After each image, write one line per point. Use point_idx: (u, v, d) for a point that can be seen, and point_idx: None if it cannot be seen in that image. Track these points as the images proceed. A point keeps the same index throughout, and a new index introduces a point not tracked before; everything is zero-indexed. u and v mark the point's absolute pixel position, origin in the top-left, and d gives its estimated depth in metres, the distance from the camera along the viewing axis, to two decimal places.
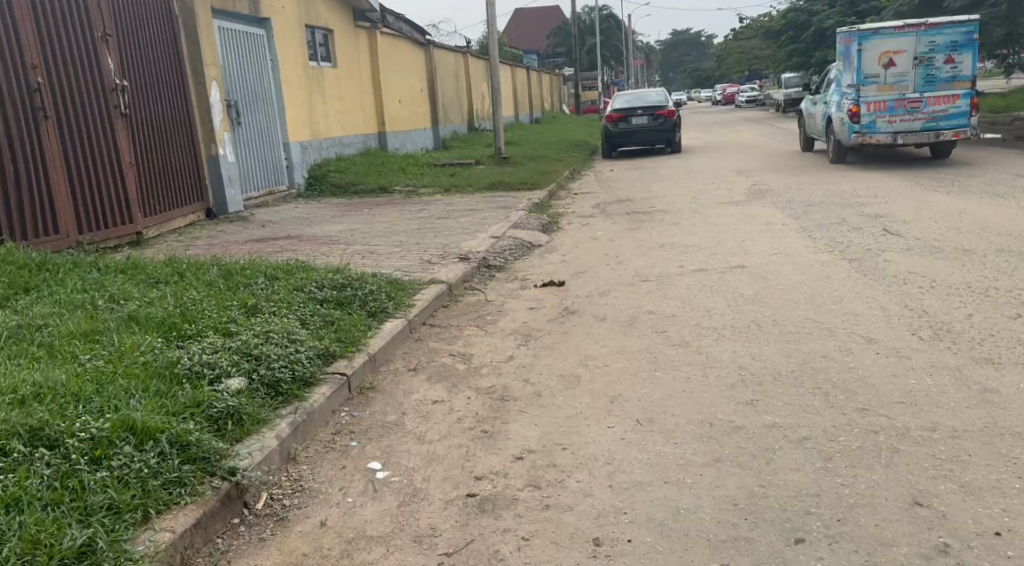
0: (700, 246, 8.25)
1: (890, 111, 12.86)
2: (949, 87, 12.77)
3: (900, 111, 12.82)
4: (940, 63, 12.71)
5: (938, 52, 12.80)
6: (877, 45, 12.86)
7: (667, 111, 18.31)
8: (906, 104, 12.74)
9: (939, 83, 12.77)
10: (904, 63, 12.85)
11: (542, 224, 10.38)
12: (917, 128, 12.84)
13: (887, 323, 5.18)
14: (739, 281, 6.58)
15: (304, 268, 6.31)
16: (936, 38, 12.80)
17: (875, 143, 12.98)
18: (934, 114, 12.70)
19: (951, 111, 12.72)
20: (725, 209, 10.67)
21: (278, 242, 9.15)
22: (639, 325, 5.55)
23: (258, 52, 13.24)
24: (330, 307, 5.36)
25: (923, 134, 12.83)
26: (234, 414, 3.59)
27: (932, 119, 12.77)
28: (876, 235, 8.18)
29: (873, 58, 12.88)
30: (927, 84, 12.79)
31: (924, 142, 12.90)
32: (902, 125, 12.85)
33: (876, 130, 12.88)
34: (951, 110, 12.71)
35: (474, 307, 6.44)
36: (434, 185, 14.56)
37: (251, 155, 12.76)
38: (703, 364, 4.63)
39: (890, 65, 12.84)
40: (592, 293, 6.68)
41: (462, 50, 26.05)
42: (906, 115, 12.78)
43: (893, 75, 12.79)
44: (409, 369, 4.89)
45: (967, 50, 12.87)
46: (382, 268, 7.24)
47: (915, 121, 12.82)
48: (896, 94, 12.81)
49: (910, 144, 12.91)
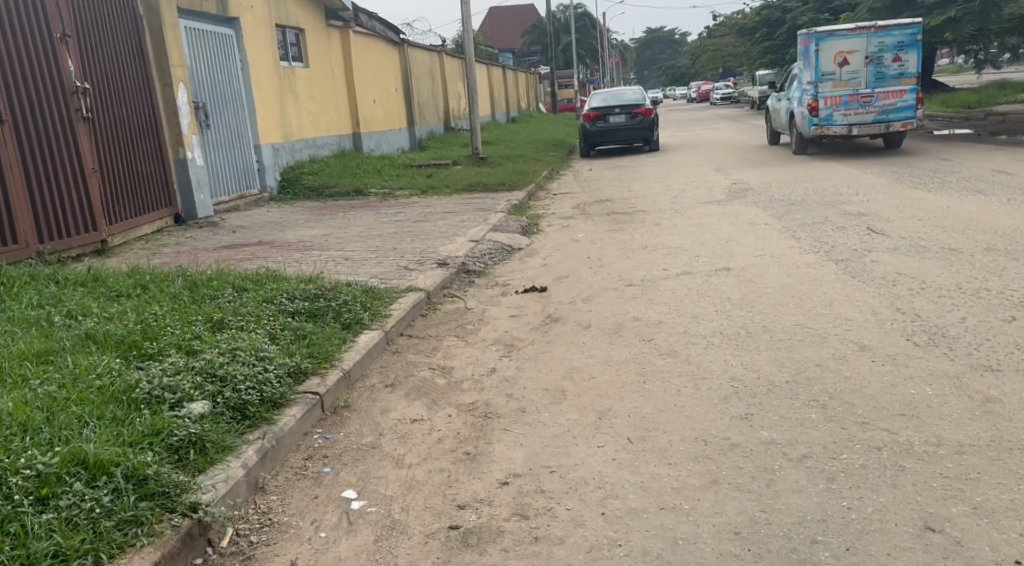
0: (683, 248, 8.05)
1: (845, 105, 14.07)
2: (896, 83, 14.01)
3: (853, 105, 14.07)
4: (889, 62, 13.94)
5: (887, 51, 14.04)
6: (833, 45, 14.01)
7: (645, 109, 18.16)
8: (860, 99, 13.97)
9: (888, 79, 14.00)
10: (856, 62, 14.04)
11: (522, 226, 10.16)
12: (869, 120, 14.11)
13: (879, 327, 4.96)
14: (723, 284, 6.37)
15: (275, 278, 6.07)
16: (885, 39, 14.00)
17: (832, 134, 14.19)
18: (885, 107, 13.97)
19: (899, 105, 14.03)
20: (706, 209, 10.50)
21: (249, 249, 8.88)
22: (624, 334, 5.34)
23: (228, 52, 12.93)
24: (301, 320, 5.13)
25: (874, 125, 14.12)
26: (196, 443, 3.40)
27: (882, 112, 14.05)
28: (861, 234, 8.01)
29: (829, 57, 14.02)
30: (877, 80, 14.02)
31: (876, 133, 14.17)
32: (856, 118, 14.06)
33: (834, 123, 14.08)
34: (898, 104, 14.02)
35: (453, 316, 6.21)
36: (409, 187, 14.28)
37: (221, 159, 12.46)
38: (693, 376, 4.39)
39: (844, 64, 14.03)
40: (575, 299, 6.46)
41: (437, 49, 25.80)
42: (859, 109, 14.03)
43: (848, 73, 13.96)
44: (386, 385, 4.65)
45: (913, 49, 14.09)
46: (357, 276, 7.00)
47: (868, 114, 14.08)
48: (850, 90, 14.02)
49: (863, 134, 14.14)
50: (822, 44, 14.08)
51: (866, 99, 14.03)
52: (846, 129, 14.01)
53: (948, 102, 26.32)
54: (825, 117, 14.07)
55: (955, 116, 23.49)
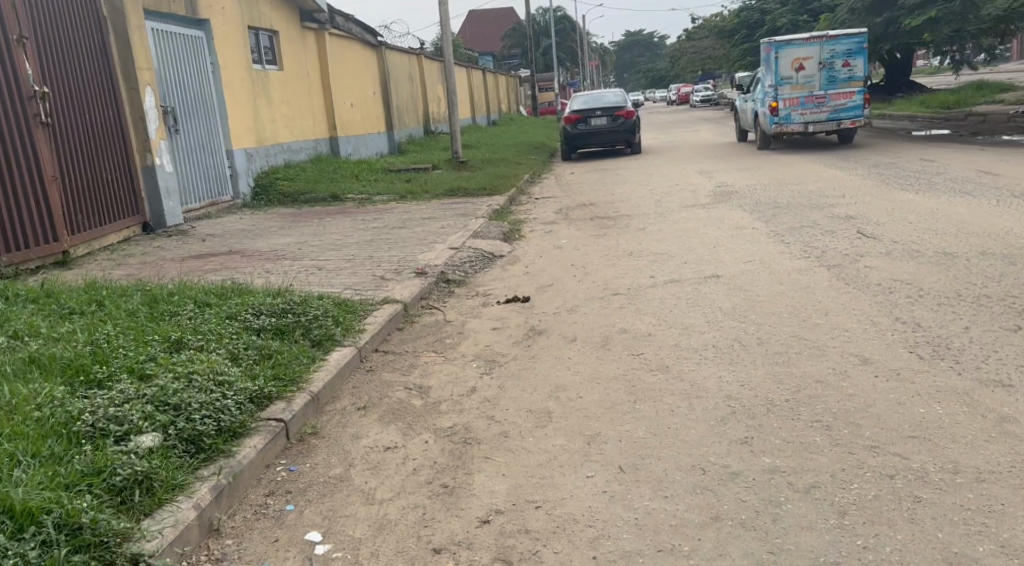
0: (670, 254, 7.78)
1: (800, 106, 15.31)
2: (847, 86, 15.23)
3: (808, 105, 15.30)
4: (841, 66, 15.12)
5: (838, 57, 15.22)
6: (789, 52, 15.17)
7: (626, 111, 17.91)
8: (814, 101, 15.23)
9: (840, 82, 15.21)
10: (810, 68, 15.24)
11: (503, 232, 9.86)
12: (822, 119, 15.37)
13: (880, 339, 4.69)
14: (714, 293, 6.09)
15: (242, 292, 5.74)
16: (837, 46, 15.18)
17: (790, 131, 15.43)
18: (837, 107, 15.22)
19: (849, 105, 15.28)
20: (692, 213, 10.24)
21: (219, 260, 8.52)
22: (613, 348, 5.04)
23: (198, 55, 12.57)
24: (267, 338, 4.81)
25: (828, 123, 15.39)
26: (142, 481, 3.11)
27: (834, 110, 15.30)
28: (851, 237, 7.79)
29: (786, 63, 15.19)
30: (830, 84, 15.24)
31: (830, 129, 15.46)
32: (811, 117, 15.34)
33: (792, 122, 15.30)
34: (849, 104, 15.27)
35: (431, 329, 5.90)
36: (388, 192, 13.94)
37: (191, 165, 12.09)
38: (686, 394, 4.09)
39: (799, 69, 15.22)
40: (559, 309, 6.16)
41: (416, 52, 25.45)
42: (813, 109, 15.29)
43: (803, 76, 15.17)
44: (358, 408, 4.33)
45: (861, 55, 15.28)
46: (330, 288, 6.67)
47: (820, 114, 15.34)
48: (805, 93, 15.25)
49: (818, 131, 15.45)
50: (780, 51, 15.27)
51: (819, 100, 15.29)
52: (802, 127, 15.25)
53: (928, 102, 26.33)
54: (783, 116, 15.28)
55: (935, 117, 23.45)
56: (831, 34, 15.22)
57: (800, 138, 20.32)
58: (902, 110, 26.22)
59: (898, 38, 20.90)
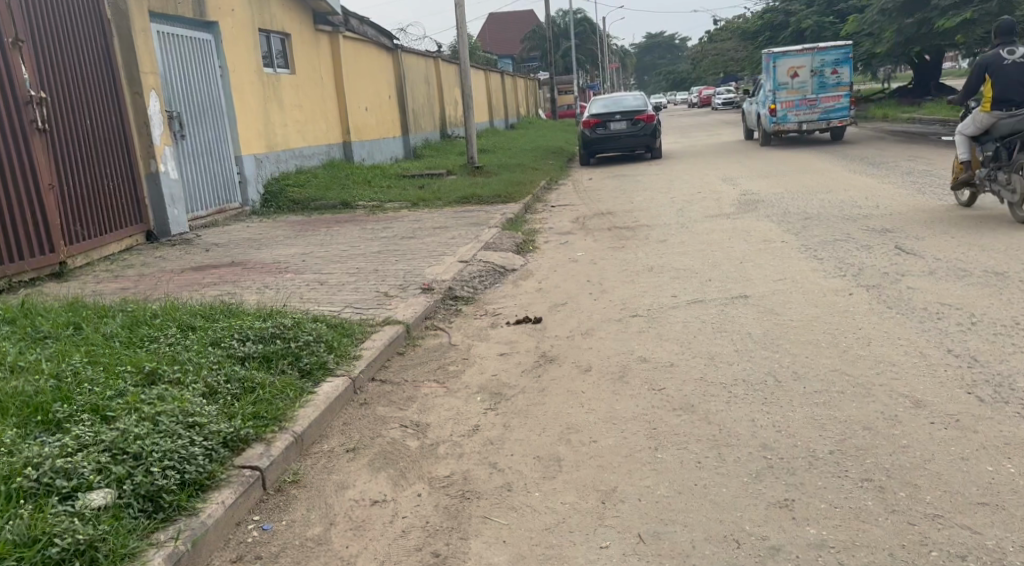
0: (694, 269, 7.33)
1: (795, 107, 17.81)
2: (834, 90, 17.74)
3: (801, 107, 17.82)
4: (829, 74, 17.61)
5: (827, 66, 17.69)
6: (785, 62, 17.63)
7: (646, 115, 17.46)
8: (807, 103, 17.71)
9: (828, 87, 17.72)
10: (804, 75, 17.72)
11: (516, 243, 9.42)
12: (813, 119, 17.89)
13: (931, 377, 4.25)
14: (742, 316, 5.65)
15: (232, 314, 5.31)
16: (826, 56, 17.62)
17: (787, 130, 17.92)
18: (826, 109, 17.73)
19: (837, 106, 17.78)
20: (716, 223, 9.78)
21: (218, 272, 8.15)
22: (632, 380, 4.60)
23: (206, 58, 12.20)
24: (251, 369, 4.37)
25: (819, 122, 17.91)
26: (83, 553, 2.71)
27: (824, 111, 17.82)
28: (889, 253, 7.33)
29: (782, 71, 17.64)
30: (820, 89, 17.75)
31: (821, 127, 18.00)
32: (805, 117, 17.84)
33: (788, 121, 17.80)
34: (836, 106, 17.77)
35: (434, 354, 5.46)
36: (400, 199, 13.55)
37: (197, 171, 11.72)
38: (716, 440, 3.66)
39: (794, 77, 17.68)
40: (573, 333, 5.71)
41: (432, 55, 25.07)
42: (807, 110, 17.79)
43: (797, 83, 17.63)
44: (346, 450, 3.89)
45: (846, 63, 17.71)
46: (329, 308, 6.25)
47: (812, 115, 17.87)
48: (799, 96, 17.75)
49: (810, 129, 17.97)
50: (776, 61, 17.69)
51: (811, 103, 17.81)
52: (797, 126, 17.75)
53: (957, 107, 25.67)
54: (781, 116, 17.76)
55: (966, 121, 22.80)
56: (820, 46, 17.70)
57: (826, 142, 19.80)
58: (930, 114, 25.57)
59: (928, 40, 20.32)
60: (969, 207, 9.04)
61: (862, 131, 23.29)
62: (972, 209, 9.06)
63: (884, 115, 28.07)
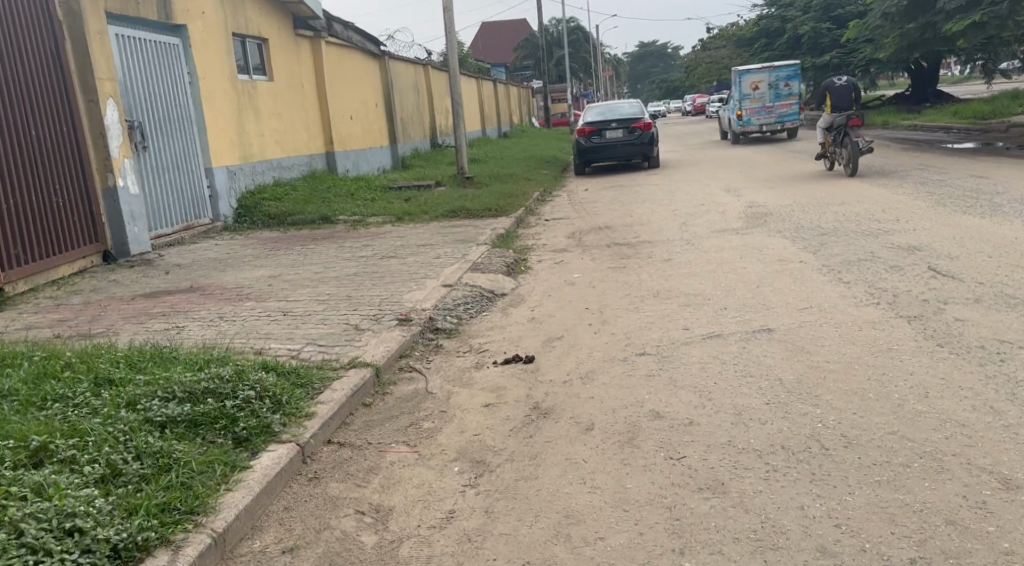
0: (706, 295, 6.52)
1: (757, 113, 21.96)
2: (787, 99, 22.02)
3: (761, 112, 21.99)
4: (783, 87, 21.80)
5: (780, 80, 21.80)
6: (747, 78, 21.71)
7: (644, 123, 16.58)
8: (766, 110, 21.93)
9: (782, 97, 21.96)
10: (763, 88, 21.87)
11: (506, 263, 8.60)
12: (771, 122, 22.10)
13: (1016, 444, 3.43)
14: (770, 357, 4.82)
15: (165, 362, 4.48)
16: (780, 73, 21.76)
17: (751, 131, 22.01)
18: (781, 114, 21.98)
19: (789, 112, 22.06)
20: (723, 240, 8.97)
21: (173, 300, 7.30)
22: (643, 445, 3.75)
23: (172, 63, 11.35)
24: (169, 440, 3.53)
25: (776, 124, 22.14)
26: None
27: (780, 116, 22.05)
28: (922, 276, 6.51)
29: (746, 85, 21.76)
30: (776, 98, 21.97)
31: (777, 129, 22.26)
32: (765, 120, 22.04)
33: (753, 124, 21.90)
34: (789, 112, 22.06)
35: (406, 404, 4.61)
36: (383, 213, 12.73)
37: (161, 186, 10.86)
38: (759, 543, 2.87)
39: (755, 89, 21.77)
40: (570, 378, 4.85)
41: (422, 62, 24.28)
42: (766, 116, 21.99)
43: (759, 93, 21.77)
44: (283, 551, 3.09)
45: (796, 78, 21.92)
46: (288, 348, 5.40)
47: (770, 119, 22.13)
48: (760, 104, 21.93)
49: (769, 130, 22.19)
50: (742, 77, 21.72)
51: (769, 110, 22.06)
52: (759, 127, 21.87)
53: (960, 112, 24.98)
54: (746, 120, 21.83)
55: (972, 128, 22.04)
56: (773, 65, 21.72)
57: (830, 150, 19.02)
58: (933, 121, 24.83)
59: (933, 44, 19.59)
60: (831, 171, 14.64)
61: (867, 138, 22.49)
62: (835, 173, 14.49)
63: (885, 121, 27.35)
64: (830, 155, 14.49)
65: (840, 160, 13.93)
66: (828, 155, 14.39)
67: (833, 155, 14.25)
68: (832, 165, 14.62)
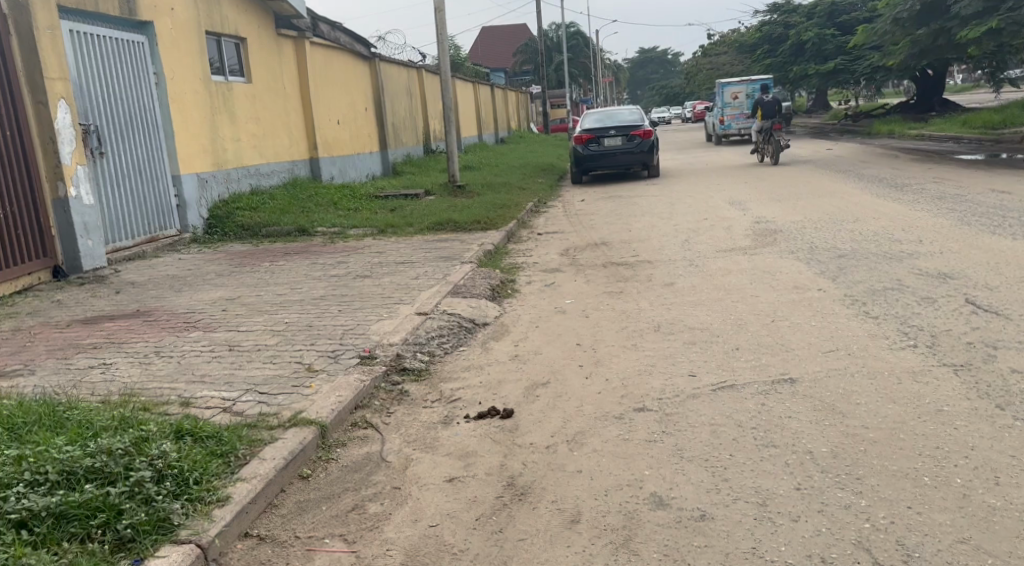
0: (714, 331, 5.68)
1: (737, 119, 24.17)
2: None
3: (740, 119, 24.19)
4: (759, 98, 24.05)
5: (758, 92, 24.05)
6: (729, 89, 23.99)
7: (644, 130, 15.78)
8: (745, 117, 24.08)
9: None
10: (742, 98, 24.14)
11: (491, 285, 7.76)
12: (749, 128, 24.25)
13: None
14: (796, 420, 3.99)
15: (52, 425, 3.67)
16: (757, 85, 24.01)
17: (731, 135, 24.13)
18: None
19: None
20: (731, 261, 8.15)
21: (112, 329, 6.47)
22: (643, 551, 2.96)
23: (135, 63, 10.53)
24: (18, 546, 2.74)
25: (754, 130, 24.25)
26: None
27: None
28: (963, 310, 5.70)
29: (727, 94, 24.07)
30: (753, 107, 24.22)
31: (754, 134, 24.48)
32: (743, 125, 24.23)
33: (732, 128, 24.06)
34: None
35: (352, 476, 3.77)
36: (365, 224, 11.92)
37: (119, 195, 10.01)
38: None
39: (735, 99, 24.04)
40: (555, 442, 4.02)
41: (416, 65, 23.46)
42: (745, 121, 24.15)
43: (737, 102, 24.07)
44: None
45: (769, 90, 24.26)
46: (222, 399, 4.57)
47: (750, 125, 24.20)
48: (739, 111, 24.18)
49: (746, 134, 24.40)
50: (723, 88, 24.01)
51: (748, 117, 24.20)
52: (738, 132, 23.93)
53: (970, 122, 24.16)
54: (727, 125, 24.00)
55: (985, 138, 21.24)
56: (752, 78, 23.97)
57: (840, 161, 18.13)
58: (942, 131, 24.02)
59: (945, 52, 18.78)
60: (763, 163, 18.60)
61: (874, 148, 21.65)
62: (765, 163, 18.51)
63: (894, 131, 26.53)
64: (760, 148, 18.55)
65: (767, 154, 18.03)
66: (757, 149, 18.62)
67: (761, 149, 18.36)
68: (761, 158, 18.83)
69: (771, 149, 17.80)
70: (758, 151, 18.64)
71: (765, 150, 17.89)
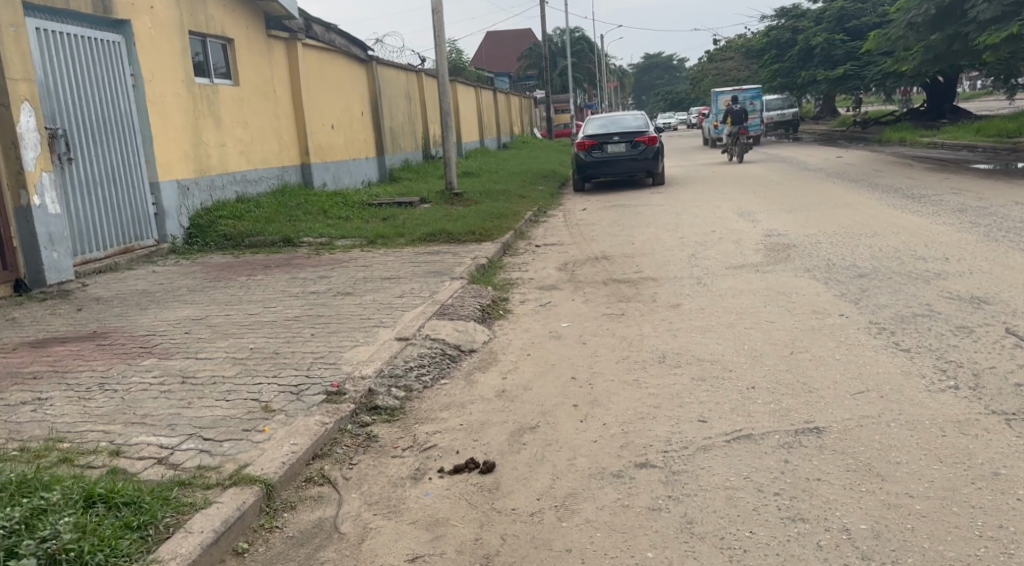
0: (727, 364, 5.05)
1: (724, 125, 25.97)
2: None
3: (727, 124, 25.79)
4: None
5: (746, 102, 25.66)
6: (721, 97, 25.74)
7: (648, 137, 15.19)
8: None
9: None
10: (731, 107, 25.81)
11: (481, 305, 7.14)
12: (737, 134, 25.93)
13: None
14: (825, 483, 3.37)
15: None
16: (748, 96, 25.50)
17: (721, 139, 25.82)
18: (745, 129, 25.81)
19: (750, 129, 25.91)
20: (743, 280, 7.53)
21: (60, 354, 5.86)
22: None
23: (111, 64, 9.96)
24: None
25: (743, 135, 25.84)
26: None
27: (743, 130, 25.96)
28: (1006, 343, 5.07)
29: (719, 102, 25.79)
30: None
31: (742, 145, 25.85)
32: None
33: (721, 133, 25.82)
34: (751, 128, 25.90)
35: (298, 553, 3.18)
36: (354, 234, 11.32)
37: (90, 203, 9.43)
38: None
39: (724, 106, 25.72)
40: (542, 507, 3.41)
41: (416, 69, 22.89)
42: None
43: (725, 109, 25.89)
44: None
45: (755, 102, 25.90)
46: (158, 448, 3.97)
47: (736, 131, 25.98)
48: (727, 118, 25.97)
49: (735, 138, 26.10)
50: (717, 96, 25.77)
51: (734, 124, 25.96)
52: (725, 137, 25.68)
53: (984, 129, 23.51)
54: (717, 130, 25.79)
55: (1000, 147, 20.58)
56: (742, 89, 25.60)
57: (852, 169, 17.49)
58: (954, 139, 23.37)
59: (960, 58, 18.16)
60: (734, 162, 20.58)
61: (886, 156, 21.01)
62: (736, 163, 20.34)
63: (905, 138, 25.89)
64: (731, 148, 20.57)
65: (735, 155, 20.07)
66: (728, 149, 20.84)
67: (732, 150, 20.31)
68: (733, 156, 21.22)
69: (738, 150, 20.05)
70: (731, 151, 20.61)
71: (733, 151, 20.27)
